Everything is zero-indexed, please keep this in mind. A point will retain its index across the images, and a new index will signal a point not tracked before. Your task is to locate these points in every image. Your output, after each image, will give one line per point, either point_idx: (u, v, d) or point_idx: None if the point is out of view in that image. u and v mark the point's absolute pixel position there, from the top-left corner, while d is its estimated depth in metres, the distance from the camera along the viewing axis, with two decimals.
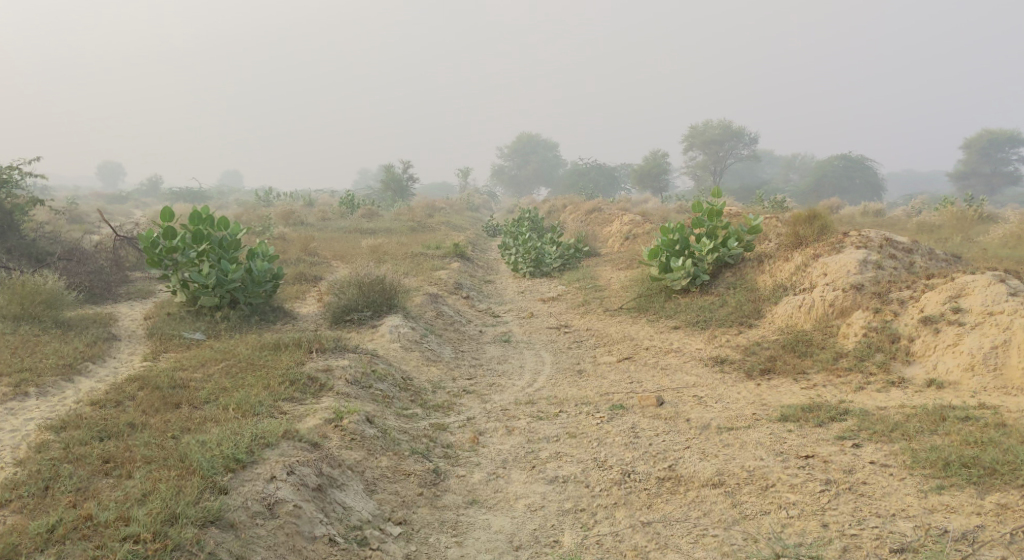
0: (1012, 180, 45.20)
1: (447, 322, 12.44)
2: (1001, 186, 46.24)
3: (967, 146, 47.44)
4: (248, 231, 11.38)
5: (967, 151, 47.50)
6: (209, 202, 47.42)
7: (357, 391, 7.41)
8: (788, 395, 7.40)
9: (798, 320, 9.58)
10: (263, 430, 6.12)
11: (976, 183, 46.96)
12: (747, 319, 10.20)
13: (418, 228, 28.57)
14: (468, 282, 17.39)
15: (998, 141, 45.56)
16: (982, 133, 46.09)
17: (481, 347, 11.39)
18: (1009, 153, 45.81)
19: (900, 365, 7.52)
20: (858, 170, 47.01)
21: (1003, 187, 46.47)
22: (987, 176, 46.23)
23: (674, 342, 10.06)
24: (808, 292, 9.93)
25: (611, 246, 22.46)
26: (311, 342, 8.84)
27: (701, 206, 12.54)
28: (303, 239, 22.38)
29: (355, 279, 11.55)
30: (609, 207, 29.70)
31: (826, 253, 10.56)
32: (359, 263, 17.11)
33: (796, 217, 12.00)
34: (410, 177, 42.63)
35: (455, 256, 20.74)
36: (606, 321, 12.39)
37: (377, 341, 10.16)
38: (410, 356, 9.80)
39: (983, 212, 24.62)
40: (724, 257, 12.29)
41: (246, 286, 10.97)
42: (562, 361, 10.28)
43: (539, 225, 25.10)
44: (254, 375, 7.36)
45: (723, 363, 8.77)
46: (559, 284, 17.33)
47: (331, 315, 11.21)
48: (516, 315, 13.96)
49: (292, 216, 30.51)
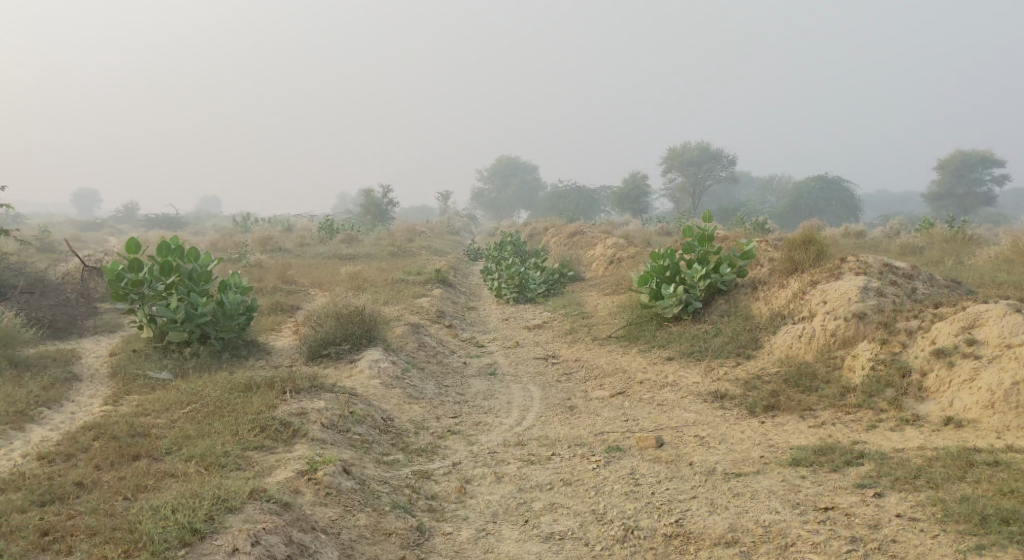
0: (987, 201, 45.37)
1: (430, 353, 11.91)
2: (976, 207, 46.39)
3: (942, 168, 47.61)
4: (220, 261, 10.84)
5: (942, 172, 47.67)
6: (186, 229, 46.63)
7: (333, 436, 6.86)
8: (796, 436, 6.94)
9: (799, 351, 9.14)
10: (226, 490, 5.55)
11: (951, 204, 47.05)
12: (744, 349, 9.76)
13: (398, 253, 28.03)
14: (450, 310, 16.87)
15: (972, 163, 45.78)
16: (955, 154, 46.30)
17: (466, 381, 10.86)
18: (982, 174, 46.03)
19: (913, 401, 7.09)
20: (834, 191, 47.11)
21: (978, 208, 46.56)
22: (961, 197, 46.37)
23: (669, 374, 9.58)
24: (808, 321, 9.50)
25: (595, 269, 22.02)
26: (284, 382, 8.29)
27: (692, 231, 12.11)
28: (280, 266, 21.79)
29: (332, 311, 11.00)
30: (591, 230, 29.32)
31: (824, 280, 10.15)
32: (337, 292, 16.53)
33: (789, 242, 11.60)
34: (390, 201, 42.13)
35: (437, 282, 20.21)
36: (595, 351, 11.90)
37: (355, 378, 9.60)
38: (391, 393, 9.26)
39: (966, 233, 24.44)
40: (717, 283, 11.85)
41: (217, 320, 10.39)
42: (551, 396, 9.76)
43: (522, 249, 24.63)
44: (219, 421, 6.79)
45: (723, 399, 8.30)
46: (544, 310, 16.84)
47: (307, 349, 10.64)
48: (501, 345, 13.45)
49: (269, 242, 29.87)
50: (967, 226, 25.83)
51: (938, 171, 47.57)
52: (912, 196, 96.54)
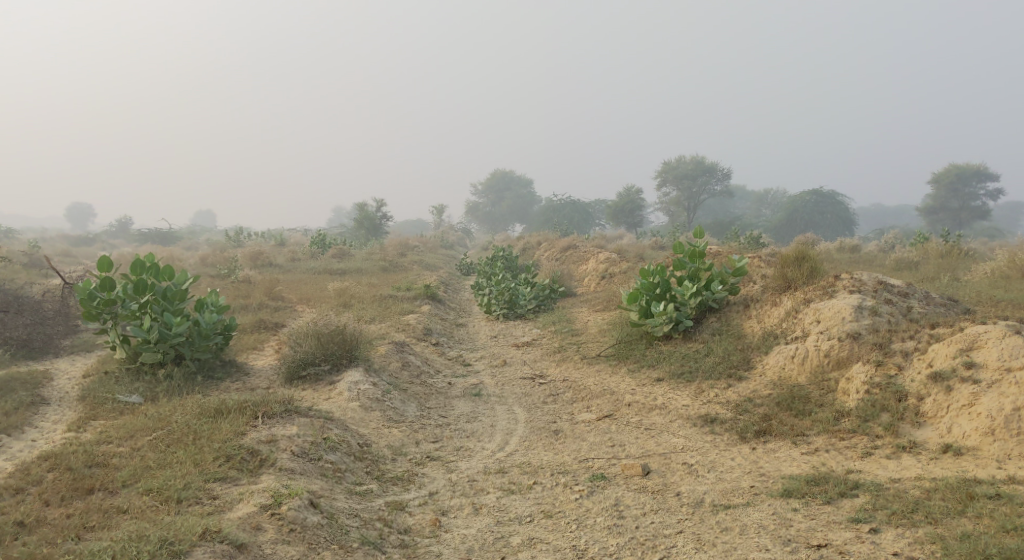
0: (982, 215, 45.30)
1: (414, 373, 11.59)
2: (970, 220, 46.31)
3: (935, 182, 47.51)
4: (197, 279, 10.50)
5: (935, 186, 47.57)
6: (177, 243, 46.26)
7: (302, 466, 6.56)
8: (787, 464, 6.65)
9: (792, 373, 8.85)
10: (175, 530, 5.40)
11: (945, 218, 46.99)
12: (736, 370, 9.47)
13: (389, 268, 27.72)
14: (438, 327, 16.56)
15: (966, 177, 45.71)
16: (949, 168, 46.21)
17: (449, 402, 10.54)
18: (976, 188, 45.95)
19: (909, 427, 6.80)
20: (829, 205, 46.95)
21: (972, 222, 46.47)
22: (956, 210, 46.29)
23: (658, 396, 9.27)
24: (800, 341, 9.22)
25: (587, 284, 21.74)
26: (257, 406, 7.97)
27: (682, 247, 11.84)
28: (268, 282, 21.46)
29: (312, 330, 10.69)
30: (584, 245, 29.06)
31: (817, 298, 9.88)
32: (323, 309, 16.22)
33: (782, 258, 11.33)
34: (383, 215, 41.85)
35: (426, 298, 19.90)
36: (583, 371, 11.59)
37: (334, 401, 9.28)
38: (370, 417, 8.95)
39: (960, 247, 24.24)
40: (708, 301, 11.56)
41: (192, 341, 10.06)
42: (537, 418, 9.45)
43: (513, 263, 24.36)
44: (184, 450, 6.50)
45: (712, 423, 8.00)
46: (533, 327, 16.53)
47: (286, 370, 10.32)
48: (488, 364, 13.13)
49: (260, 257, 29.54)
50: (962, 241, 25.63)
51: (931, 185, 47.47)
52: (907, 210, 96.61)
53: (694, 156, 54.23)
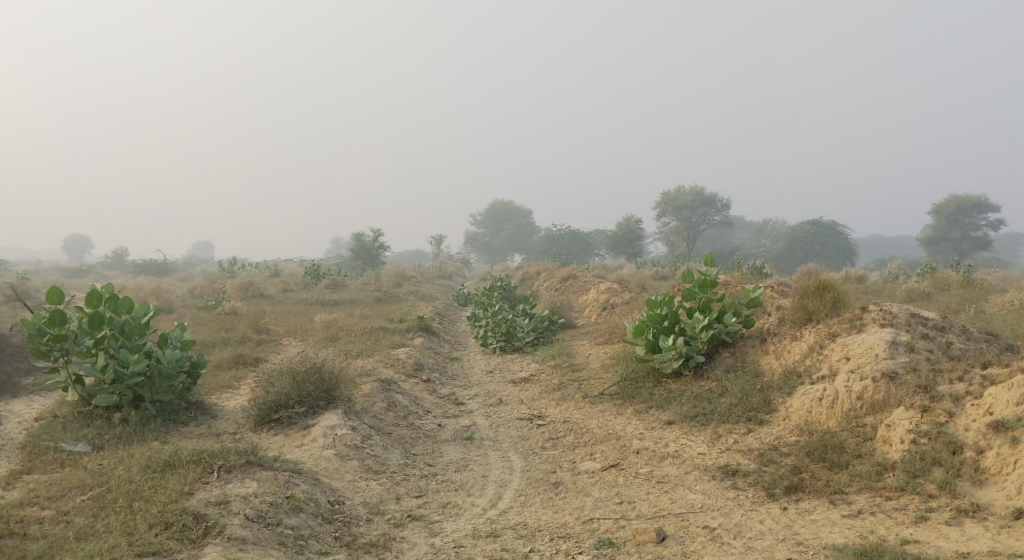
0: (983, 245, 44.41)
1: (400, 415, 10.60)
2: (972, 250, 45.41)
3: (935, 213, 46.69)
4: (158, 313, 9.56)
5: (935, 217, 46.77)
6: (173, 274, 45.29)
7: (255, 534, 5.77)
8: (828, 531, 5.80)
9: (820, 417, 7.88)
10: None
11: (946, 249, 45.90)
12: (756, 414, 8.49)
13: (383, 299, 26.77)
14: (430, 362, 15.55)
15: (965, 208, 44.91)
16: (948, 198, 45.47)
17: (438, 448, 9.55)
18: (976, 218, 45.14)
19: (969, 486, 5.92)
20: (828, 235, 46.16)
21: (973, 253, 45.58)
22: (957, 240, 45.42)
23: (671, 443, 8.29)
24: (828, 381, 8.25)
25: (587, 316, 20.77)
26: (213, 456, 6.99)
27: (691, 276, 10.93)
28: (254, 313, 20.49)
29: (287, 368, 9.75)
30: (584, 274, 28.13)
31: (844, 333, 8.92)
32: (308, 344, 15.22)
33: (800, 288, 10.38)
34: (380, 245, 40.94)
35: (419, 330, 18.92)
36: (586, 412, 10.60)
37: (306, 449, 8.33)
38: (346, 469, 7.98)
39: (971, 278, 23.31)
40: (720, 334, 10.58)
41: (151, 381, 9.12)
42: (534, 467, 8.47)
43: (511, 294, 23.41)
44: (116, 513, 5.75)
45: (734, 476, 7.01)
46: (532, 361, 15.53)
47: (256, 413, 9.35)
48: (483, 403, 12.12)
49: (250, 287, 28.53)
50: (971, 271, 24.72)
51: (931, 216, 46.72)
52: (906, 241, 96.02)
53: (693, 186, 53.52)
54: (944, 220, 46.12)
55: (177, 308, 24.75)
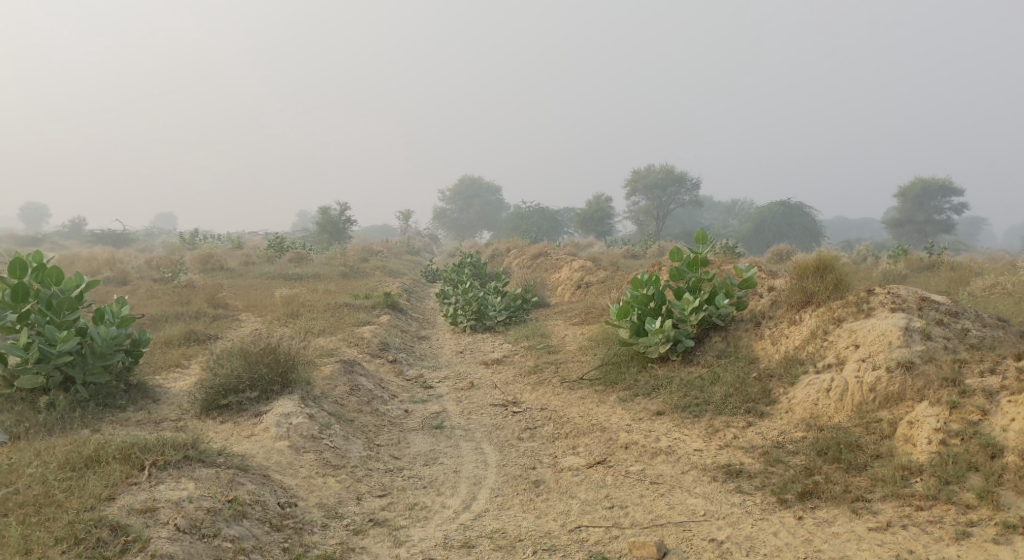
0: (946, 229, 44.32)
1: (364, 400, 9.72)
2: (935, 234, 45.35)
3: (902, 195, 46.55)
4: (92, 286, 8.64)
5: (902, 199, 46.62)
6: (131, 246, 43.70)
7: (186, 549, 5.19)
8: (856, 548, 5.30)
9: (828, 411, 7.15)
10: None
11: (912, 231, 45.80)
12: (755, 405, 7.74)
13: (349, 274, 25.75)
14: (397, 341, 14.67)
15: (931, 191, 44.72)
16: (915, 181, 45.31)
17: (404, 438, 8.70)
18: (942, 201, 45.01)
19: (1013, 495, 5.36)
20: (797, 216, 45.76)
21: (938, 236, 45.55)
22: (921, 224, 45.36)
23: (663, 436, 7.52)
24: (835, 370, 7.52)
25: (561, 295, 19.99)
26: (144, 451, 6.05)
27: (680, 254, 10.16)
28: (212, 286, 19.41)
29: (237, 349, 8.83)
30: (556, 252, 27.34)
31: (850, 318, 8.16)
32: (267, 322, 14.25)
33: (797, 267, 9.63)
34: (348, 219, 39.76)
35: (386, 308, 18.00)
36: (566, 399, 9.81)
37: (256, 440, 7.48)
38: (300, 464, 7.14)
39: (944, 261, 22.89)
40: (711, 317, 9.83)
41: (83, 361, 8.20)
42: (511, 461, 7.68)
43: (482, 271, 22.55)
44: (17, 524, 5.16)
45: (737, 477, 6.26)
46: (504, 342, 14.71)
47: (202, 398, 8.43)
48: (453, 386, 11.27)
49: (211, 260, 27.27)
50: (944, 252, 24.30)
51: (897, 198, 46.54)
52: (871, 224, 96.68)
53: (665, 165, 52.88)
54: (910, 204, 45.96)
55: (132, 280, 23.53)
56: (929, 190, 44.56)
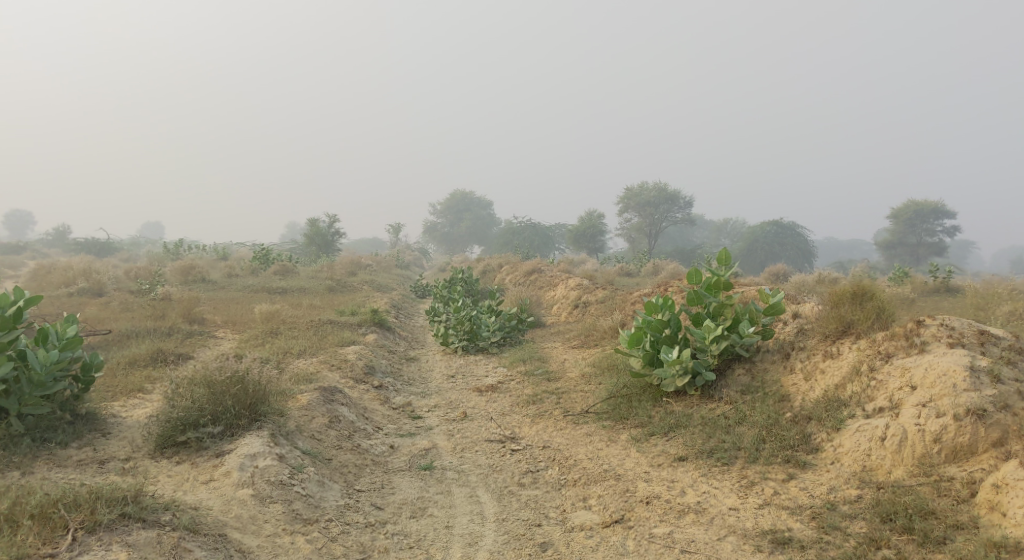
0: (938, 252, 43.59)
1: (344, 434, 8.65)
2: (928, 257, 44.55)
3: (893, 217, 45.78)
4: (35, 302, 7.69)
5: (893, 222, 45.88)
6: (114, 255, 42.53)
7: None
8: None
9: (883, 463, 6.16)
10: None
11: (903, 254, 45.06)
12: (795, 453, 6.71)
13: (336, 288, 24.62)
14: (385, 364, 13.61)
15: (924, 213, 43.89)
16: (907, 204, 44.54)
17: (388, 481, 7.62)
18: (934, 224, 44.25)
19: None
20: (787, 235, 44.96)
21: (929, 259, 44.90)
22: (913, 246, 44.60)
23: (688, 489, 6.50)
24: (888, 415, 6.49)
25: (557, 315, 18.97)
26: (68, 508, 5.25)
27: (698, 276, 9.15)
28: (188, 299, 18.27)
29: (201, 377, 7.76)
30: (551, 269, 26.32)
31: (900, 355, 7.11)
32: (243, 342, 13.15)
33: (831, 294, 8.60)
34: (336, 231, 38.68)
35: (372, 325, 16.94)
36: (570, 436, 8.78)
37: (214, 487, 6.45)
38: (264, 518, 6.12)
39: (952, 285, 21.94)
40: (734, 347, 8.81)
41: (19, 389, 7.27)
42: (511, 513, 6.66)
43: (474, 288, 21.50)
44: None
45: (787, 549, 5.41)
46: (499, 366, 13.64)
47: (157, 433, 7.37)
48: (444, 417, 10.21)
49: (192, 271, 26.10)
50: (947, 275, 23.35)
51: (890, 220, 45.72)
52: (860, 245, 96.40)
53: (656, 182, 52.06)
54: (903, 226, 45.13)
55: (107, 291, 22.37)
56: (921, 213, 43.79)
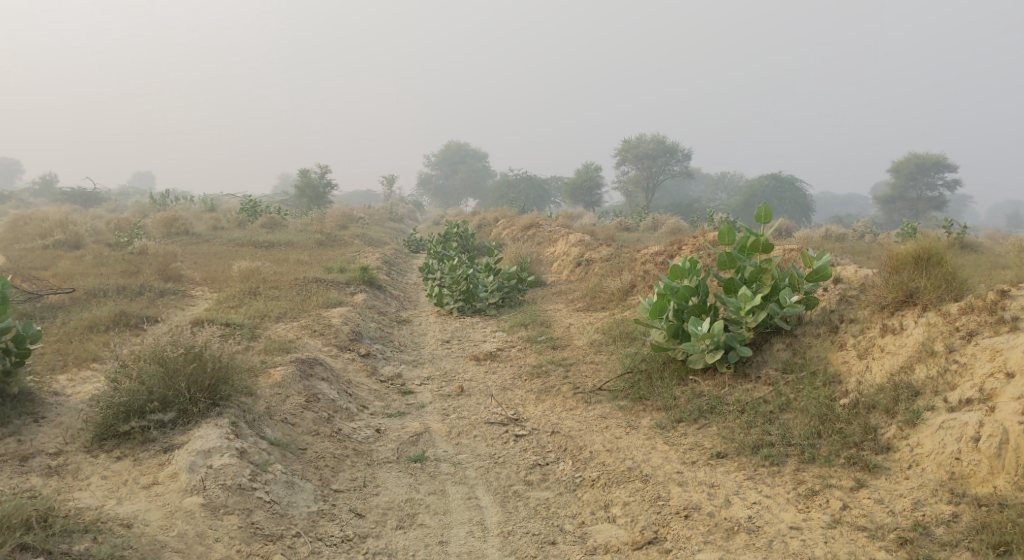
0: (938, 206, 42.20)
1: (321, 415, 7.44)
2: (928, 211, 43.19)
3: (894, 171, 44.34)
4: None
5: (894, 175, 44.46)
6: (99, 206, 41.03)
7: None
8: None
9: (979, 471, 5.06)
10: None
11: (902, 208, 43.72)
12: (861, 453, 5.55)
13: (325, 243, 23.31)
14: (374, 328, 12.41)
15: (925, 166, 42.46)
16: (908, 157, 43.08)
17: (372, 478, 6.46)
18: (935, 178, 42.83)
19: None
20: (786, 190, 43.58)
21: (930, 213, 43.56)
22: (913, 200, 43.24)
23: (735, 500, 5.40)
24: (981, 409, 5.32)
25: (558, 274, 17.69)
26: None
27: (731, 236, 7.97)
28: (166, 254, 17.00)
29: (151, 353, 6.55)
30: (550, 223, 24.95)
31: (987, 330, 5.79)
32: (218, 304, 11.90)
33: (889, 257, 7.30)
34: (328, 182, 37.17)
35: (362, 284, 15.69)
36: (582, 419, 7.60)
37: (155, 495, 5.29)
38: (216, 536, 5.02)
39: (967, 241, 20.65)
40: (773, 318, 7.61)
41: None
42: (519, 522, 5.53)
43: (470, 244, 20.20)
44: None
45: None
46: (498, 331, 12.42)
47: (96, 422, 6.17)
48: (438, 392, 9.02)
49: (174, 223, 24.68)
50: (959, 231, 22.05)
51: (891, 173, 44.31)
52: (858, 199, 94.94)
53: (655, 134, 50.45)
54: (903, 179, 43.69)
55: (85, 243, 21.02)
56: (922, 166, 42.37)
